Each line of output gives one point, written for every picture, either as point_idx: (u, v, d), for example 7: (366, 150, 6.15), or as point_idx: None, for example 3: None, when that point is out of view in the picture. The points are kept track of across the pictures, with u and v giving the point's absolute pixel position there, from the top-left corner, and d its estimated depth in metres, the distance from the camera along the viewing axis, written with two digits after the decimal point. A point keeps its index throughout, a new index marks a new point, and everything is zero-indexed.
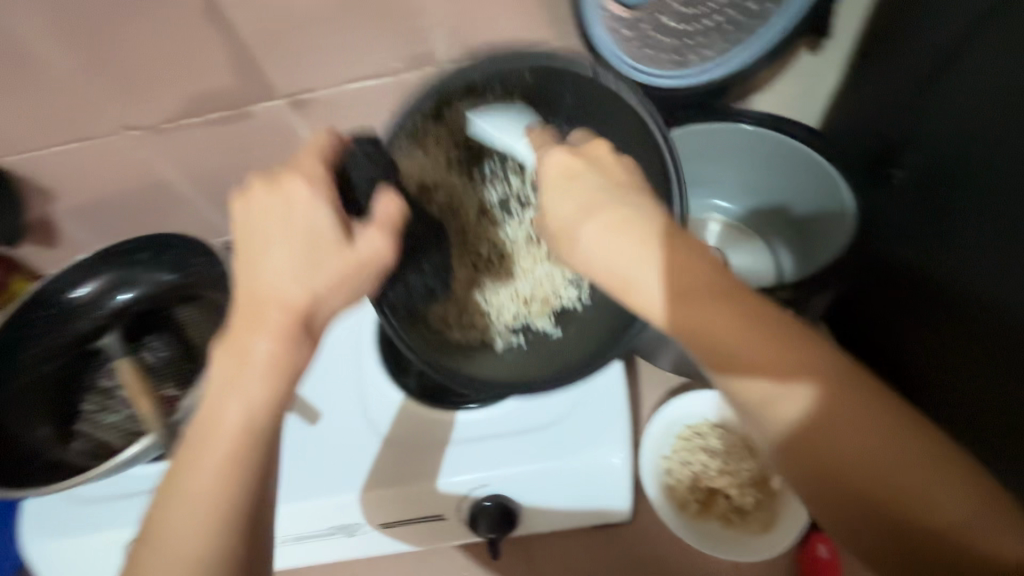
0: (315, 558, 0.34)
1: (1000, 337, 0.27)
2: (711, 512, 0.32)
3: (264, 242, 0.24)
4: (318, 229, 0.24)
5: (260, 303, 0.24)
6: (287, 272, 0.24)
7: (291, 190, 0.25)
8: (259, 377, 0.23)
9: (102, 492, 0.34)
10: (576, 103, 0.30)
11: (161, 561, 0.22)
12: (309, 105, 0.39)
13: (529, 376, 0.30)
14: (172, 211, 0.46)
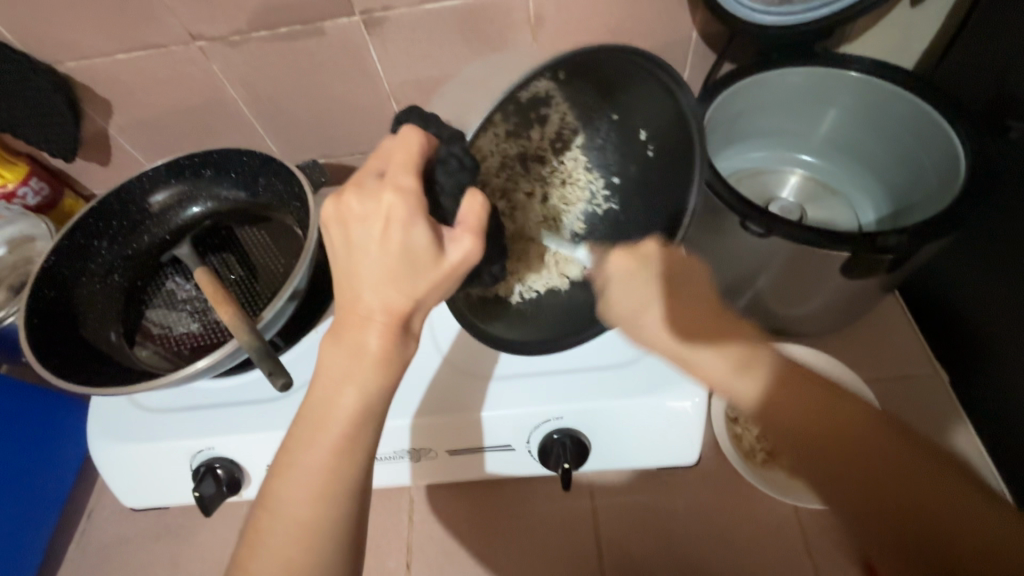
0: (388, 480, 0.35)
1: None
2: (777, 462, 0.33)
3: (362, 268, 0.23)
4: (413, 251, 0.22)
5: (362, 314, 0.23)
6: (388, 295, 0.23)
7: (388, 210, 0.22)
8: (365, 369, 0.23)
9: (157, 407, 0.34)
10: (621, 80, 0.29)
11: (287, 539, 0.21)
12: (384, 25, 0.37)
13: (566, 335, 0.32)
14: (229, 132, 0.45)
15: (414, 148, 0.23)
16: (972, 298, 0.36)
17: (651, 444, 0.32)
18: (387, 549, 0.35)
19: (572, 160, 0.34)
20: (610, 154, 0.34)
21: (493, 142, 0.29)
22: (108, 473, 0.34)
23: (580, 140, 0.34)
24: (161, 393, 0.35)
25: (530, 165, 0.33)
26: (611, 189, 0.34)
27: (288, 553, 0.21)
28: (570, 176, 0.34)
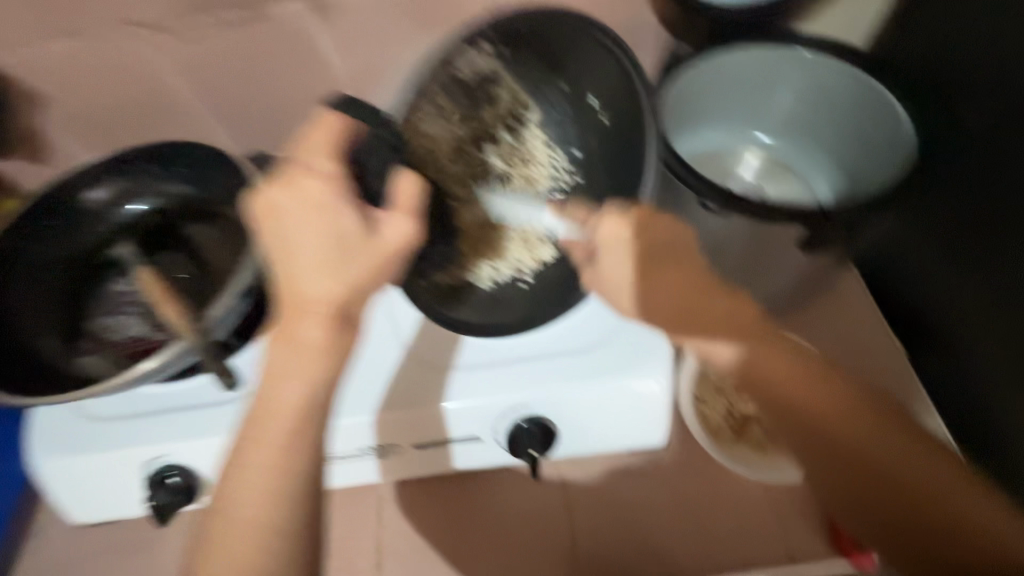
0: (355, 480, 0.34)
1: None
2: (744, 438, 0.34)
3: (302, 257, 0.22)
4: (344, 236, 0.22)
5: (301, 308, 0.22)
6: (326, 279, 0.22)
7: (313, 200, 0.22)
8: (308, 362, 0.22)
9: (103, 416, 0.32)
10: (561, 52, 0.30)
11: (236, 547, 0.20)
12: (332, 10, 0.36)
13: (534, 315, 0.30)
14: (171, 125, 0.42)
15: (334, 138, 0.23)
16: (929, 267, 0.37)
17: (618, 426, 0.32)
18: (355, 555, 0.34)
19: (530, 138, 0.33)
20: (569, 129, 0.32)
21: (444, 125, 0.32)
22: (50, 488, 0.32)
23: (536, 117, 0.33)
24: (109, 401, 0.33)
25: (486, 147, 0.33)
26: (574, 163, 0.33)
27: (235, 565, 0.20)
28: (530, 157, 0.33)
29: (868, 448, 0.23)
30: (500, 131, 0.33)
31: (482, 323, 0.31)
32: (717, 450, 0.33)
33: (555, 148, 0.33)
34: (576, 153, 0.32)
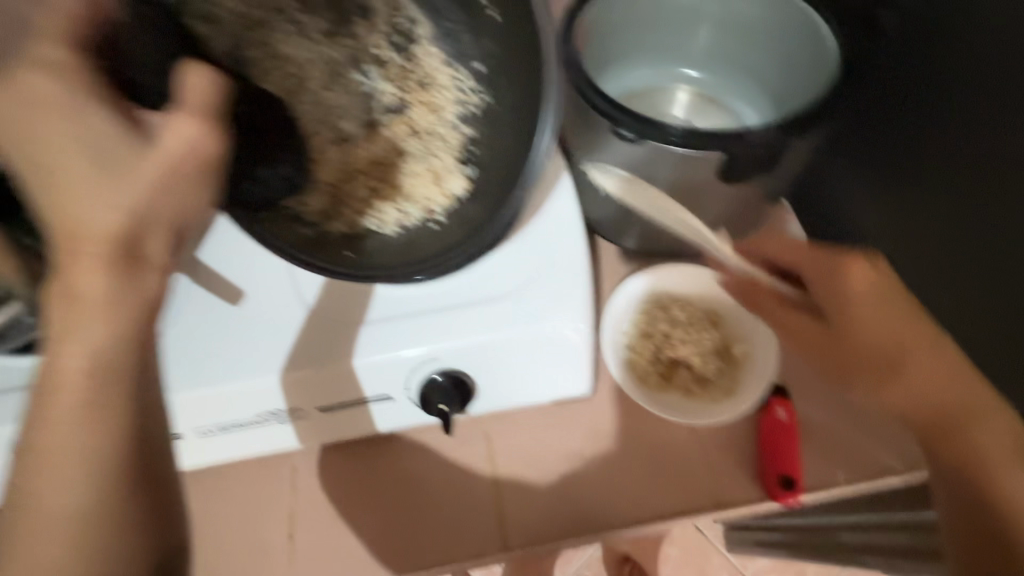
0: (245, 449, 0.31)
1: (995, 162, 0.30)
2: (673, 385, 0.33)
3: (64, 177, 0.19)
4: (103, 141, 0.19)
5: (73, 241, 0.18)
6: (98, 202, 0.19)
7: (52, 99, 0.19)
8: (93, 318, 0.18)
9: None
10: None
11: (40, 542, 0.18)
12: None
13: (447, 247, 0.28)
14: None
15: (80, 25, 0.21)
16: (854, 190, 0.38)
17: (501, 379, 0.31)
18: (268, 527, 0.32)
19: (427, 62, 0.32)
20: (463, 43, 0.31)
21: (310, 49, 0.31)
22: None
23: (423, 31, 0.32)
24: None
25: (371, 70, 0.32)
26: (477, 78, 0.31)
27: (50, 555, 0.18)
28: (430, 77, 0.32)
29: (907, 360, 0.26)
30: (389, 55, 0.32)
31: (378, 263, 0.28)
32: (641, 397, 0.32)
33: (451, 60, 0.32)
34: (477, 66, 0.31)
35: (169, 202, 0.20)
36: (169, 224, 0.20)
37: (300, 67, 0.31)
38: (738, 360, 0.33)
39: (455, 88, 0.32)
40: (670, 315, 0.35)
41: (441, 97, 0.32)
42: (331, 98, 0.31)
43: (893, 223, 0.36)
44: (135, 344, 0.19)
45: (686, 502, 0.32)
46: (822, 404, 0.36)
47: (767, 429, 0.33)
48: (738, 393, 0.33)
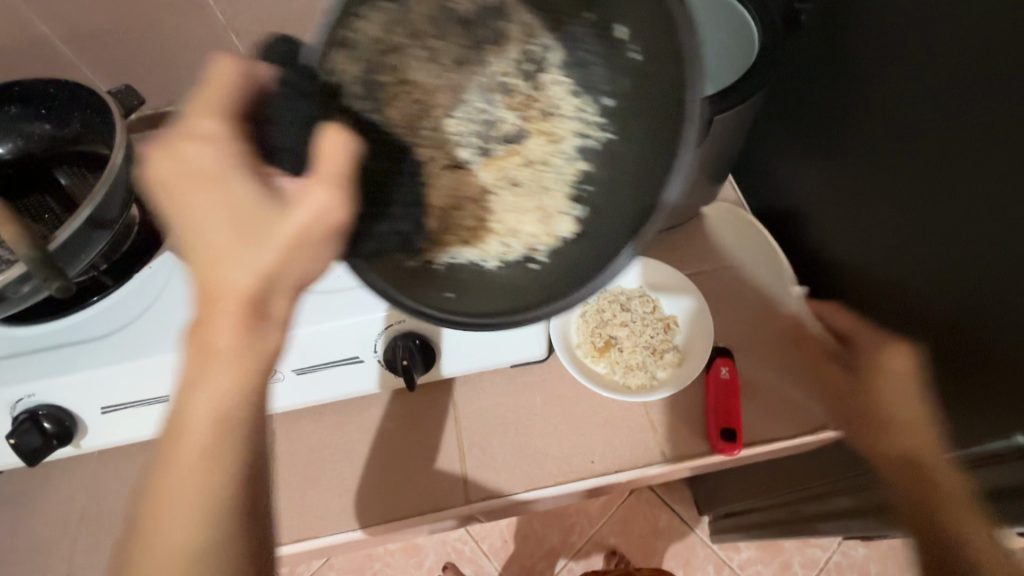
0: None
1: (958, 229, 0.50)
2: (607, 358, 0.67)
3: (187, 230, 0.39)
4: (259, 219, 0.38)
5: (225, 294, 0.38)
6: (207, 263, 0.38)
7: (241, 193, 0.38)
8: (223, 365, 0.38)
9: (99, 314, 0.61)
10: (581, 48, 0.44)
11: (182, 490, 0.37)
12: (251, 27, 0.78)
13: (557, 286, 0.45)
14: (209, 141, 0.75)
15: (209, 120, 0.39)
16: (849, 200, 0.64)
17: (458, 338, 0.62)
18: (295, 470, 0.65)
19: (556, 122, 0.48)
20: (591, 81, 0.45)
21: (441, 87, 0.46)
22: None
23: (568, 76, 0.46)
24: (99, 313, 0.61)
25: (525, 120, 0.49)
26: (600, 113, 0.45)
27: (192, 495, 0.37)
28: (559, 114, 0.48)
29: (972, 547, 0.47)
30: (524, 96, 0.48)
31: (485, 313, 0.45)
32: (570, 359, 0.66)
33: (579, 91, 0.46)
34: (604, 98, 0.44)
35: (293, 268, 0.39)
36: (291, 286, 0.39)
37: (422, 85, 0.45)
38: (661, 354, 0.66)
39: (568, 128, 0.48)
40: (627, 301, 0.69)
41: (563, 132, 0.48)
42: (457, 124, 0.48)
43: (846, 227, 0.65)
44: (240, 387, 0.38)
45: (556, 400, 0.67)
46: (684, 337, 0.68)
47: (708, 376, 0.65)
48: (649, 384, 0.65)
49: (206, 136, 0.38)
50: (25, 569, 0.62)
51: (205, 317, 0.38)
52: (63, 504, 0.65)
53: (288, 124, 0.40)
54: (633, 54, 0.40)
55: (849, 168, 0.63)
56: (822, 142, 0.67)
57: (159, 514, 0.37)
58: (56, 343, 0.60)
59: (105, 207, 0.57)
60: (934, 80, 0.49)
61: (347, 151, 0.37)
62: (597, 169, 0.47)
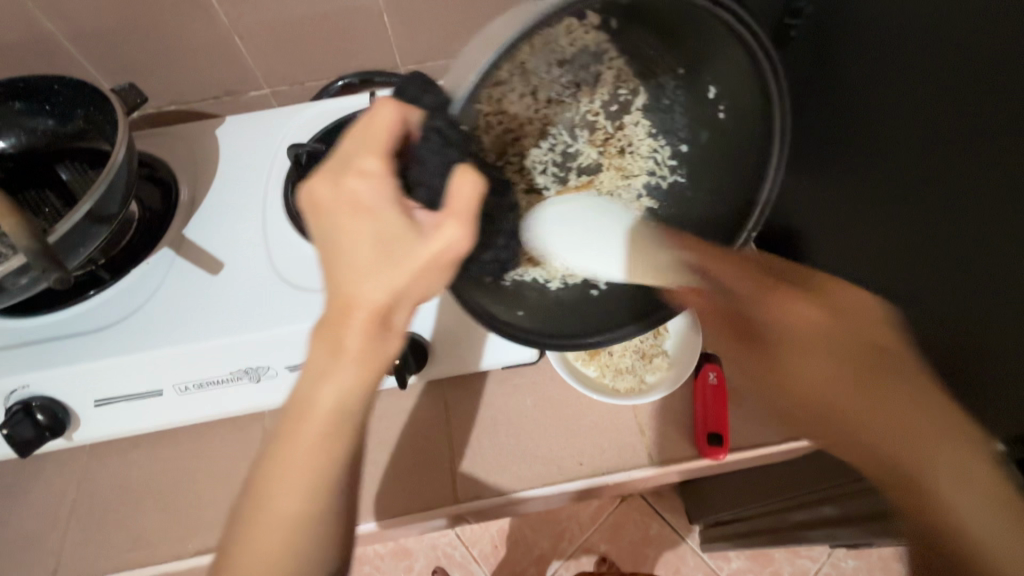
0: (231, 392, 0.64)
1: (942, 241, 0.50)
2: (595, 362, 0.67)
3: (334, 243, 0.42)
4: (398, 244, 0.41)
5: (356, 308, 0.41)
6: (348, 276, 0.41)
7: (387, 219, 0.41)
8: (349, 366, 0.41)
9: (111, 305, 0.63)
10: (666, 109, 0.57)
11: (294, 474, 0.42)
12: (259, 27, 0.80)
13: (614, 314, 0.61)
14: (211, 139, 0.77)
15: (375, 152, 0.42)
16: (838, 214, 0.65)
17: (449, 339, 0.63)
18: None
19: (620, 162, 0.62)
20: (666, 127, 0.58)
21: (540, 127, 0.56)
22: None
23: (648, 124, 0.59)
24: (109, 303, 0.63)
25: (601, 155, 0.63)
26: (675, 159, 0.60)
27: (297, 477, 0.42)
28: (633, 153, 0.61)
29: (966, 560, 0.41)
30: (606, 137, 0.61)
31: (558, 332, 0.58)
32: (559, 361, 0.67)
33: (656, 134, 0.59)
34: (681, 145, 0.59)
35: (418, 289, 0.42)
36: (412, 301, 0.42)
37: (518, 120, 0.52)
38: (649, 359, 0.67)
39: (640, 168, 0.62)
40: None
41: (635, 168, 0.62)
42: (538, 155, 0.58)
43: (833, 241, 0.66)
44: (361, 392, 0.43)
45: (546, 402, 0.67)
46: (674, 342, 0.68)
47: (697, 381, 0.66)
48: (636, 388, 0.66)
49: (361, 169, 0.42)
50: (14, 559, 0.62)
51: (330, 324, 0.41)
52: (53, 497, 0.65)
53: (428, 162, 0.41)
54: (718, 112, 0.53)
55: (837, 182, 0.64)
56: (815, 156, 0.68)
57: (269, 498, 0.43)
58: (65, 333, 0.61)
59: (105, 203, 0.58)
60: (925, 94, 0.50)
61: (480, 190, 0.40)
62: (660, 199, 0.62)
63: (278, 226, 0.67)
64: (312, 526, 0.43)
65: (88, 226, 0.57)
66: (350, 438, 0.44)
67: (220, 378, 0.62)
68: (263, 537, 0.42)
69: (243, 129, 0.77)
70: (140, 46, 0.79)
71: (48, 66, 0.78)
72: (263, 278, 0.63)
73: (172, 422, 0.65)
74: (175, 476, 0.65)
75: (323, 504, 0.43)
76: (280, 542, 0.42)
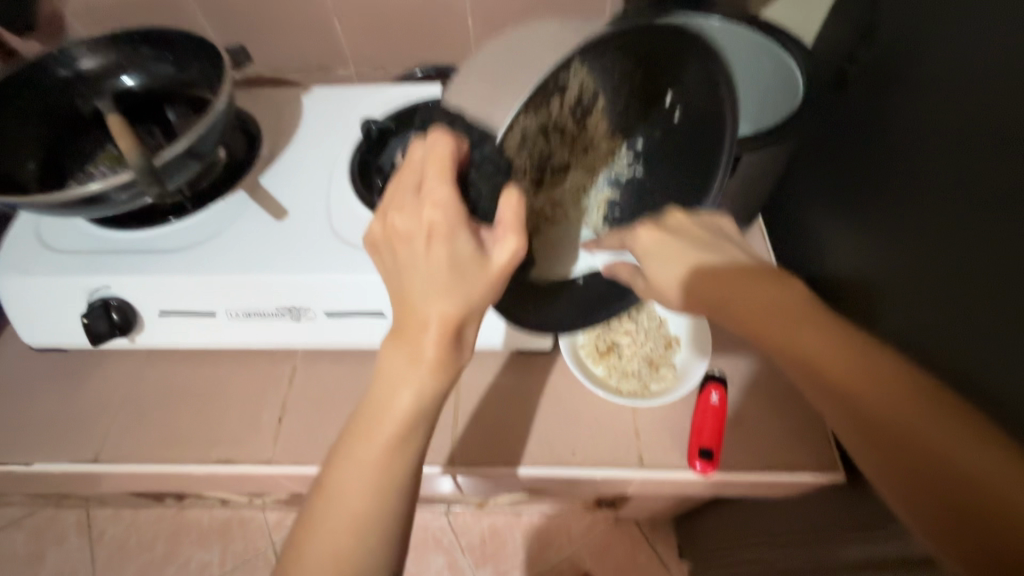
0: (273, 325, 0.70)
1: (962, 269, 0.52)
2: (605, 362, 0.72)
3: (410, 269, 0.49)
4: (466, 262, 0.49)
5: (431, 322, 0.48)
6: (424, 296, 0.48)
7: (458, 239, 0.49)
8: (425, 373, 0.49)
9: (197, 235, 0.71)
10: (623, 109, 0.63)
11: (373, 454, 0.49)
12: (357, 14, 0.89)
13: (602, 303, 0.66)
14: (296, 103, 0.86)
15: (444, 174, 0.49)
16: (861, 239, 0.69)
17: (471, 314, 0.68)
18: (308, 401, 0.72)
19: (584, 161, 0.69)
20: (623, 126, 0.66)
21: (517, 142, 0.56)
22: (80, 274, 0.68)
23: (603, 122, 0.65)
24: (194, 233, 0.71)
25: (566, 156, 0.67)
26: (634, 152, 0.67)
27: (376, 453, 0.49)
28: (595, 153, 0.68)
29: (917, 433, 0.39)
30: (570, 136, 0.65)
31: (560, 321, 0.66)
32: (570, 355, 0.71)
33: (612, 133, 0.67)
34: (638, 140, 0.66)
35: (484, 302, 0.50)
36: (480, 313, 0.50)
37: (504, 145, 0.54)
38: (657, 370, 0.71)
39: (602, 164, 0.69)
40: (640, 318, 0.75)
41: (598, 164, 0.69)
42: (516, 165, 0.59)
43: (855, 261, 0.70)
44: (440, 388, 0.50)
45: (552, 391, 0.71)
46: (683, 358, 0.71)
47: (700, 397, 0.68)
48: (639, 392, 0.69)
49: (434, 199, 0.49)
50: (65, 434, 0.70)
51: (408, 335, 0.50)
52: (106, 389, 0.74)
53: (484, 185, 0.55)
54: (673, 115, 0.60)
55: (865, 206, 0.68)
56: (845, 182, 0.72)
57: (350, 477, 0.49)
58: (154, 249, 0.70)
59: (203, 142, 0.67)
60: (960, 133, 0.53)
61: (522, 204, 0.50)
62: (622, 189, 0.69)
63: (340, 188, 0.75)
64: (377, 526, 0.49)
65: (188, 158, 0.66)
66: (427, 424, 0.51)
67: (265, 312, 0.69)
68: (332, 514, 0.48)
69: (327, 99, 0.86)
70: (253, 14, 0.89)
71: (177, 21, 0.90)
72: (321, 231, 0.70)
73: (218, 344, 0.73)
74: (211, 392, 0.73)
75: (387, 496, 0.49)
76: (347, 538, 0.48)
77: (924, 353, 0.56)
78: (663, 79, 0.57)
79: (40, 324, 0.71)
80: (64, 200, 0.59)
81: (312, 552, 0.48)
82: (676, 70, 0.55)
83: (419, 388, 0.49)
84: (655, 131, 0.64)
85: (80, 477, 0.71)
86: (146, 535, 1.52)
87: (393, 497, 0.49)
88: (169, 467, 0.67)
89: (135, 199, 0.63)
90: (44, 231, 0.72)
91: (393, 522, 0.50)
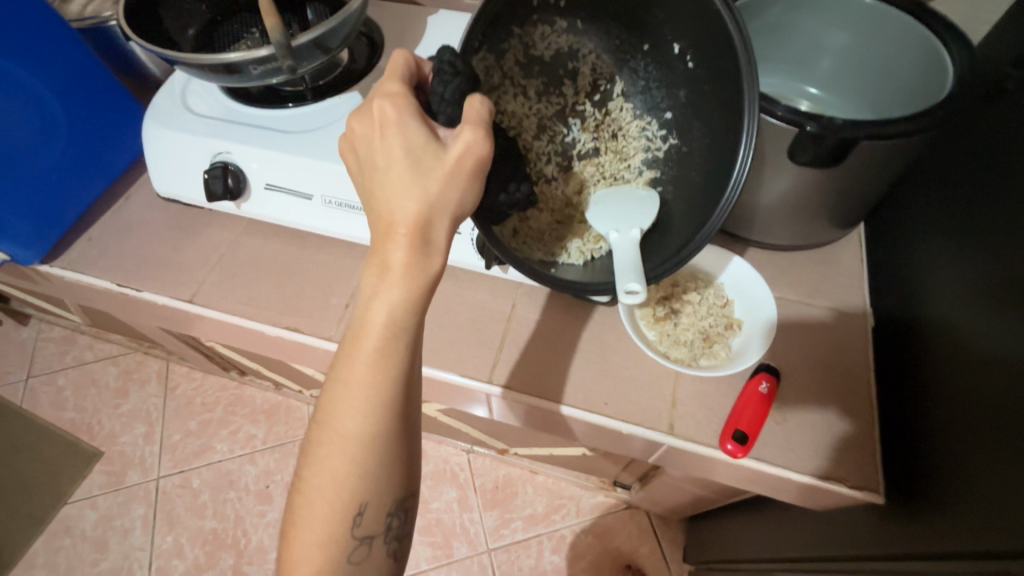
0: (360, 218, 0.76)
1: None
2: (660, 326, 0.72)
3: (372, 168, 0.52)
4: (418, 155, 0.50)
5: (397, 223, 0.49)
6: (386, 188, 0.50)
7: (409, 129, 0.51)
8: (396, 282, 0.50)
9: (304, 122, 0.77)
10: (645, 85, 0.70)
11: (355, 366, 0.51)
12: None
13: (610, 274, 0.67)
14: (422, 23, 0.89)
15: (395, 71, 0.55)
16: (972, 262, 0.64)
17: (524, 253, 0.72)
18: None
19: (613, 145, 0.72)
20: (651, 101, 0.70)
21: (534, 114, 0.71)
22: (206, 136, 0.76)
23: (627, 102, 0.72)
24: (303, 122, 0.77)
25: (596, 145, 0.73)
26: (664, 124, 0.69)
27: (358, 363, 0.51)
28: (625, 136, 0.72)
29: None
30: (594, 122, 0.73)
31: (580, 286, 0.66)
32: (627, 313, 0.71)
33: (641, 114, 0.71)
34: (665, 110, 0.69)
35: (448, 199, 0.50)
36: (448, 215, 0.51)
37: (512, 112, 0.69)
38: (712, 349, 0.70)
39: (633, 145, 0.72)
40: (708, 295, 0.74)
41: (631, 149, 0.72)
42: (532, 137, 0.71)
43: (957, 285, 0.65)
44: (416, 292, 0.51)
45: (598, 342, 0.72)
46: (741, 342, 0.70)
47: (748, 384, 0.66)
48: (687, 365, 0.69)
49: (384, 98, 0.52)
50: (171, 274, 0.81)
51: (379, 241, 0.51)
52: (209, 246, 0.83)
53: (444, 94, 0.54)
54: (686, 63, 0.63)
55: (988, 226, 0.63)
56: (974, 203, 0.66)
57: (343, 387, 0.51)
58: (266, 126, 0.77)
59: (333, 36, 0.72)
60: None
61: (486, 107, 0.52)
62: (662, 166, 0.70)
63: None
64: (374, 445, 0.52)
65: (317, 47, 0.71)
66: (414, 335, 0.53)
67: (356, 205, 0.75)
68: (332, 405, 0.52)
69: (451, 21, 0.89)
70: None
71: None
72: None
73: (312, 229, 0.80)
74: (294, 268, 0.80)
75: (377, 412, 0.51)
76: (347, 454, 0.51)
77: (1009, 383, 0.53)
78: (655, 44, 0.66)
79: (168, 175, 0.81)
80: (209, 64, 0.66)
81: (316, 451, 0.53)
82: (657, 20, 0.63)
83: (392, 295, 0.50)
84: (676, 101, 0.67)
85: (175, 314, 0.81)
86: (209, 398, 1.71)
87: (382, 393, 0.51)
88: (247, 322, 0.76)
89: (267, 71, 0.70)
90: (187, 94, 0.81)
91: (387, 436, 0.52)
